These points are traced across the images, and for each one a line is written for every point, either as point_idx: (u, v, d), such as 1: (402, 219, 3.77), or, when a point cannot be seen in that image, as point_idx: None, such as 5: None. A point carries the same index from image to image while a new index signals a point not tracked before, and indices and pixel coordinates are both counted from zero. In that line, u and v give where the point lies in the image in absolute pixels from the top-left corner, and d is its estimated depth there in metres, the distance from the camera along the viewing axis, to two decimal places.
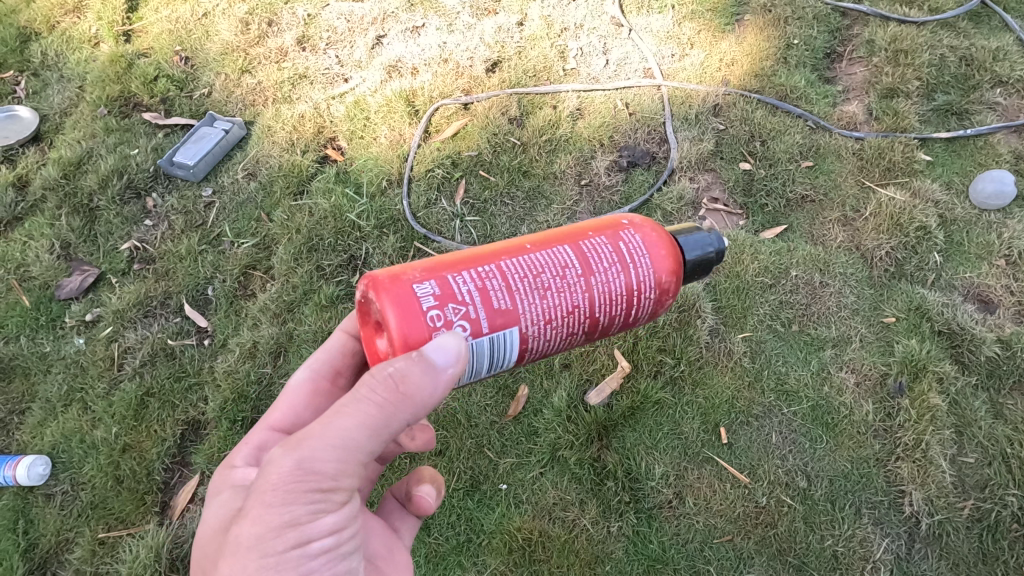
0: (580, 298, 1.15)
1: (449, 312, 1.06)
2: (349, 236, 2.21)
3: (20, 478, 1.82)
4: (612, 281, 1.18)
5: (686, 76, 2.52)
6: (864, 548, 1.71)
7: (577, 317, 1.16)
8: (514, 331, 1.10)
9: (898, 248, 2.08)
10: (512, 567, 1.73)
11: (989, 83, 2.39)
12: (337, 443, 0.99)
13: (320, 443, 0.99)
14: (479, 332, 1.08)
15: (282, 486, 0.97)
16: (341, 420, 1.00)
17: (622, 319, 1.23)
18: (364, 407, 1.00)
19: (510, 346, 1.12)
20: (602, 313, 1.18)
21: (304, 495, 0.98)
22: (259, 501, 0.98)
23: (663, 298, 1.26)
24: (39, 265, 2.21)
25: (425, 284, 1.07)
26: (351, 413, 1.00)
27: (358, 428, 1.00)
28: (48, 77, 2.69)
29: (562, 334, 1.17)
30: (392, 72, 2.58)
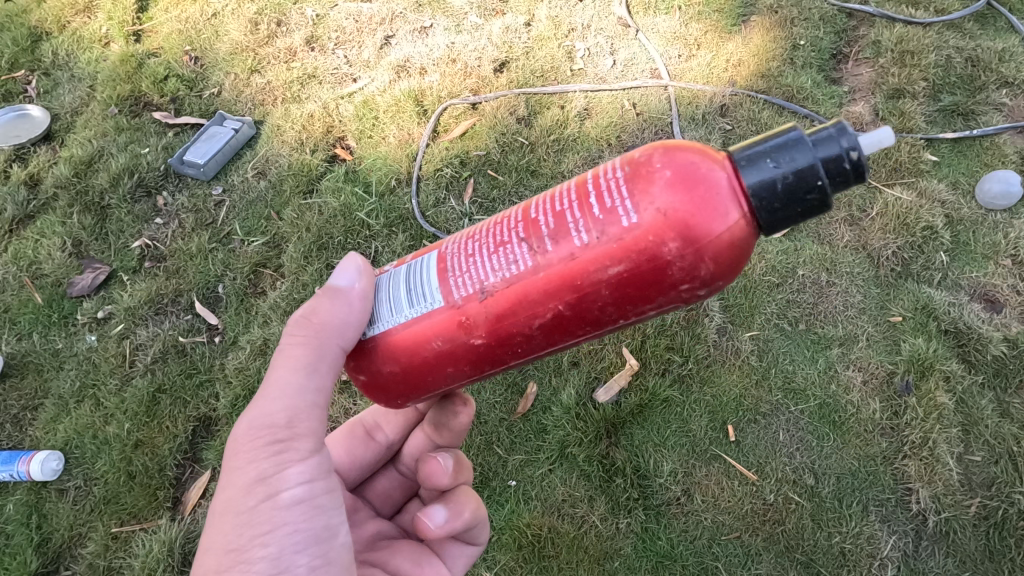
0: (511, 212, 1.05)
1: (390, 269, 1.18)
2: (359, 235, 2.23)
3: (34, 473, 1.85)
4: (555, 189, 1.04)
5: (693, 76, 2.53)
6: (871, 545, 1.73)
7: (506, 226, 1.02)
8: (434, 253, 1.07)
9: (904, 248, 2.09)
10: (522, 562, 1.74)
11: (995, 84, 2.40)
12: (279, 394, 1.06)
13: (265, 400, 1.06)
14: (402, 264, 1.12)
15: (242, 448, 1.05)
16: (277, 373, 1.08)
17: (584, 216, 0.96)
18: (294, 355, 1.08)
19: (427, 271, 1.06)
20: (541, 215, 1.00)
21: (262, 449, 1.04)
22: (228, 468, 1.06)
23: (648, 185, 0.93)
24: (51, 263, 2.23)
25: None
26: (283, 365, 1.08)
27: (291, 373, 1.07)
28: (59, 76, 2.71)
29: (495, 246, 1.01)
30: (400, 72, 2.60)
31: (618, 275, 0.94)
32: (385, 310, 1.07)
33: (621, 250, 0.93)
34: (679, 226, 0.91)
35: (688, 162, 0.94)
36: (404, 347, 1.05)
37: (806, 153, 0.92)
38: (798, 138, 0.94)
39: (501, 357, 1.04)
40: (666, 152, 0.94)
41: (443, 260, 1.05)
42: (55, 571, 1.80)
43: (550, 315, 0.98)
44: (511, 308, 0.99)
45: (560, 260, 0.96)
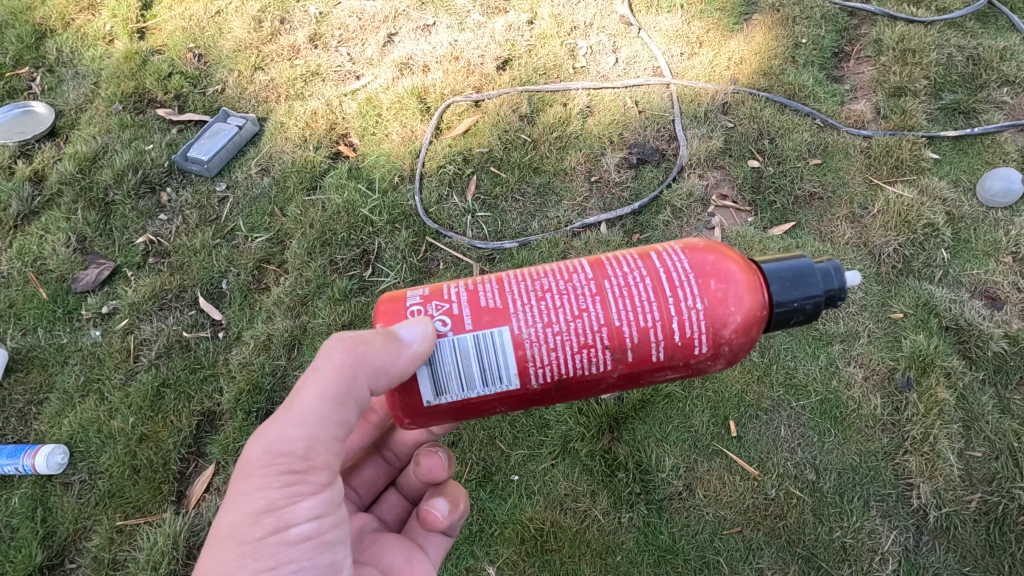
0: (595, 306, 1.05)
1: (432, 308, 1.09)
2: (362, 231, 2.23)
3: (39, 467, 1.85)
4: (636, 289, 1.06)
5: (695, 74, 2.54)
6: (872, 540, 1.73)
7: (591, 325, 1.05)
8: (507, 331, 1.05)
9: (905, 245, 2.10)
10: (524, 556, 1.75)
11: (997, 82, 2.41)
12: (299, 421, 1.05)
13: (285, 423, 1.05)
14: (462, 329, 1.06)
15: (254, 470, 1.03)
16: (299, 398, 1.06)
17: (663, 337, 1.05)
18: (324, 386, 1.06)
19: (502, 350, 1.05)
20: (626, 325, 1.05)
21: (273, 477, 1.03)
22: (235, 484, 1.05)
23: (725, 322, 1.05)
24: (56, 258, 2.24)
25: (418, 288, 1.14)
26: (306, 391, 1.06)
27: (316, 403, 1.06)
28: (63, 73, 2.72)
29: (580, 346, 1.05)
30: (403, 70, 2.61)
31: (667, 377, 1.11)
32: (449, 376, 1.07)
33: (682, 364, 1.09)
34: (728, 352, 1.08)
35: (745, 292, 1.06)
36: (465, 410, 1.11)
37: (813, 285, 1.11)
38: (807, 269, 1.12)
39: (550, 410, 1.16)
40: (711, 262, 1.07)
41: (520, 343, 1.05)
42: (60, 563, 1.81)
43: (604, 392, 1.12)
44: (576, 392, 1.10)
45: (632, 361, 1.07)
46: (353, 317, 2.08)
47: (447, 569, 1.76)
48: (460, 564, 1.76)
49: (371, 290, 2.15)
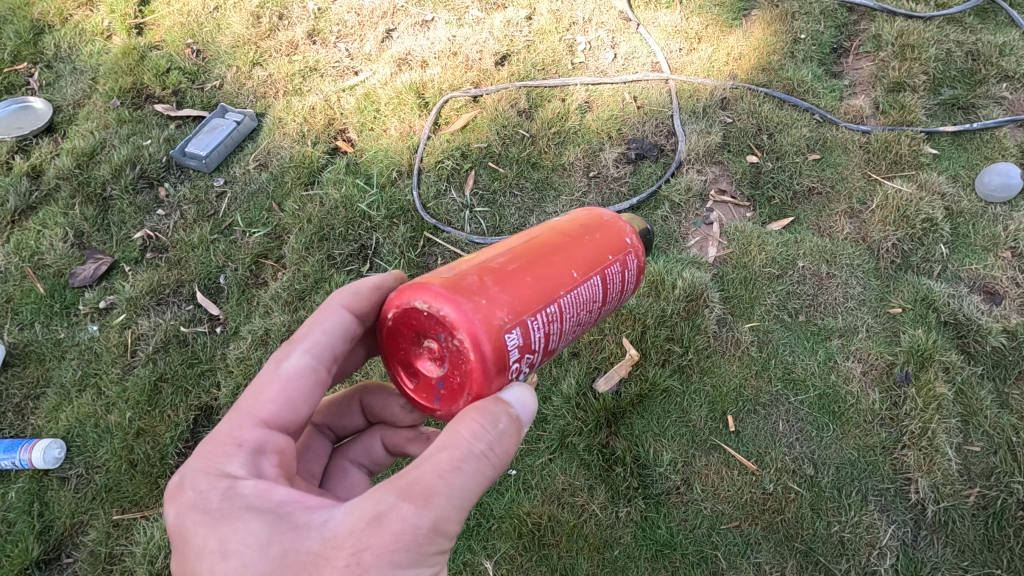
0: (589, 327, 1.18)
1: (524, 359, 0.98)
2: (360, 226, 2.22)
3: (36, 461, 1.85)
4: (609, 310, 1.21)
5: (694, 69, 2.54)
6: (870, 534, 1.72)
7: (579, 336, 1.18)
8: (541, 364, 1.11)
9: (904, 240, 2.09)
10: (522, 550, 1.74)
11: (996, 77, 2.40)
12: (462, 501, 0.89)
13: (447, 501, 0.87)
14: (526, 370, 1.04)
15: (415, 548, 0.85)
16: (462, 473, 0.88)
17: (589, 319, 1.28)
18: (484, 468, 0.90)
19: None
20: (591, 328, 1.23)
21: (424, 558, 0.87)
22: (381, 559, 0.83)
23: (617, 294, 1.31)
24: (53, 253, 2.23)
25: (513, 334, 0.94)
26: (470, 468, 0.89)
27: (475, 487, 0.90)
28: (61, 68, 2.71)
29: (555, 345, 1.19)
30: (402, 65, 2.60)
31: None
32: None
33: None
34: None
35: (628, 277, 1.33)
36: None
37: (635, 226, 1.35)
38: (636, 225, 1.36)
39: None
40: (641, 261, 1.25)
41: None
42: (55, 558, 1.80)
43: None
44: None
45: None
46: None
47: (445, 563, 1.75)
48: (458, 559, 1.75)
49: None
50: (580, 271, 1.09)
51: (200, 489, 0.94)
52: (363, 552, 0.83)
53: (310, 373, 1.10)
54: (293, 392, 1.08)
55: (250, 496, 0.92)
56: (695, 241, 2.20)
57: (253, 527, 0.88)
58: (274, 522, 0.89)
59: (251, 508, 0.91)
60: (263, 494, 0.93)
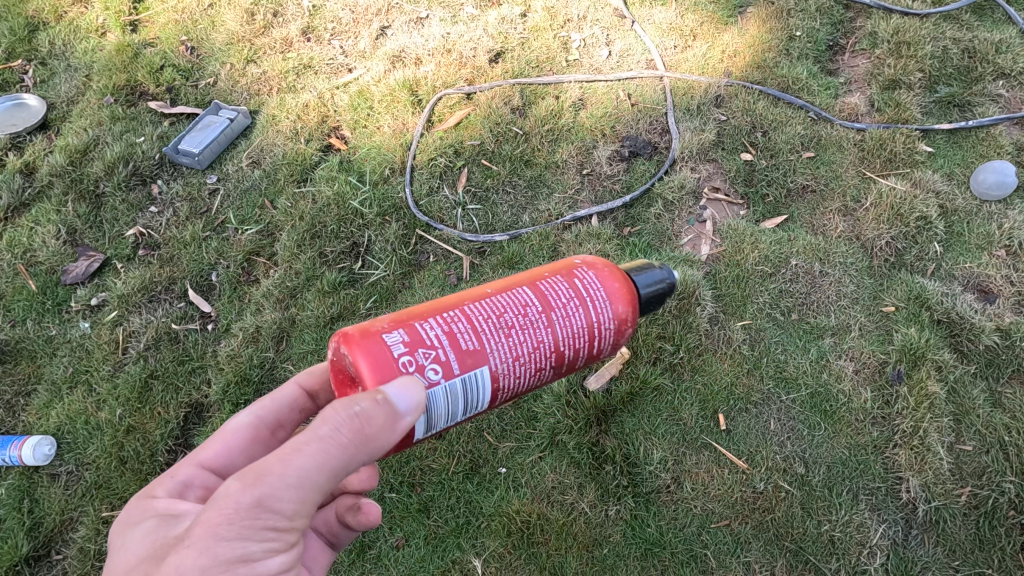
0: (543, 333, 1.18)
1: (421, 356, 1.07)
2: (352, 223, 2.22)
3: (26, 457, 1.85)
4: (573, 315, 1.22)
5: (689, 67, 2.53)
6: (860, 533, 1.72)
7: (543, 351, 1.19)
8: (484, 368, 1.12)
9: (898, 238, 2.09)
10: (510, 548, 1.74)
11: (992, 75, 2.39)
12: (294, 482, 0.94)
13: (279, 481, 0.93)
14: (451, 374, 1.08)
15: (238, 522, 0.92)
16: (299, 457, 0.94)
17: (586, 344, 1.25)
18: (329, 448, 0.95)
19: (480, 387, 1.13)
20: (564, 345, 1.22)
21: (256, 534, 0.93)
22: (210, 535, 0.91)
23: (623, 327, 1.29)
24: (46, 250, 2.23)
25: (393, 333, 1.08)
26: (311, 449, 0.94)
27: (318, 468, 0.95)
28: (55, 66, 2.71)
29: (531, 369, 1.19)
30: (395, 62, 2.60)
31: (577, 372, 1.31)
32: (433, 418, 1.09)
33: (591, 360, 1.30)
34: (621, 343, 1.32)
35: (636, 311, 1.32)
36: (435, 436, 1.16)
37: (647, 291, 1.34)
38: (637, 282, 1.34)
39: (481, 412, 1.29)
40: (598, 268, 1.29)
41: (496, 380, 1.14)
42: (45, 554, 1.80)
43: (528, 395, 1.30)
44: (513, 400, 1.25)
45: (566, 363, 1.24)
46: (342, 310, 2.08)
47: (434, 562, 1.75)
48: (447, 557, 1.75)
49: (361, 282, 2.14)
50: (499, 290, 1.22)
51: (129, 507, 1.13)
52: (198, 529, 0.93)
53: (251, 429, 1.31)
54: (232, 443, 1.28)
55: (160, 507, 1.10)
56: (688, 239, 2.19)
57: (146, 526, 1.05)
58: (163, 520, 1.04)
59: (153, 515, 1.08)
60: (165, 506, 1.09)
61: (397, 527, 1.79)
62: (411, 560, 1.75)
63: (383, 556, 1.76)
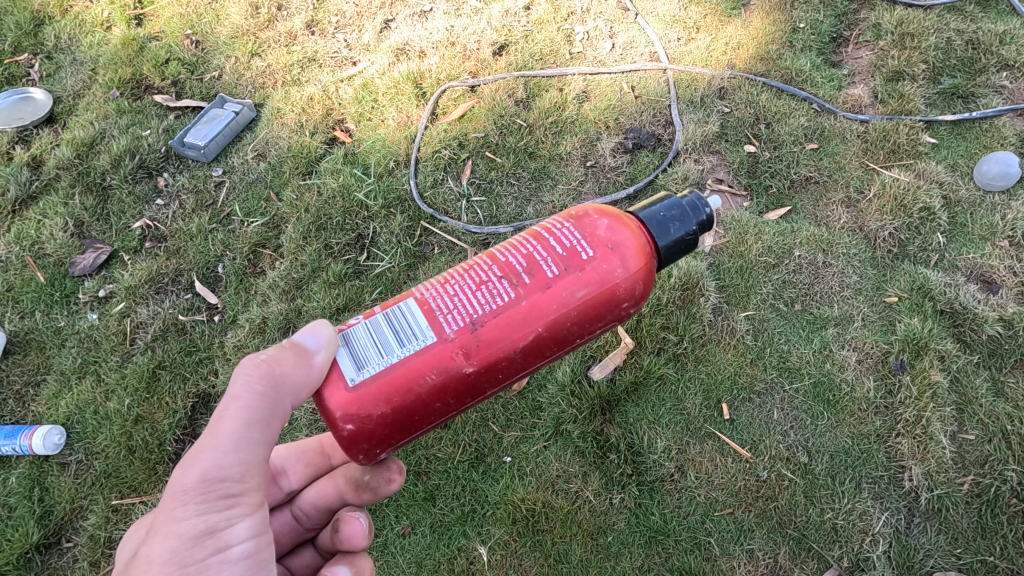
0: (479, 263, 1.17)
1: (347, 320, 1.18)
2: (357, 215, 2.23)
3: (36, 447, 1.87)
4: (516, 241, 1.19)
5: (692, 59, 2.53)
6: (863, 521, 1.72)
7: (482, 271, 1.14)
8: (409, 301, 1.13)
9: (901, 229, 2.09)
10: (516, 536, 1.75)
11: (996, 66, 2.39)
12: (231, 445, 1.04)
13: (216, 450, 1.03)
14: (372, 313, 1.14)
15: (191, 497, 1.00)
16: (226, 422, 1.05)
17: (547, 256, 1.14)
18: (248, 404, 1.06)
19: (410, 314, 1.10)
20: (511, 257, 1.15)
21: (212, 502, 1.02)
22: (167, 515, 1.00)
23: (591, 234, 1.17)
24: (54, 243, 2.25)
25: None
26: (232, 413, 1.05)
27: (245, 425, 1.06)
28: (61, 59, 2.72)
29: (477, 287, 1.12)
30: (399, 55, 2.60)
31: (580, 300, 1.14)
32: (367, 357, 1.07)
33: (585, 276, 1.14)
34: (623, 253, 1.16)
35: (622, 228, 1.19)
36: (400, 386, 1.06)
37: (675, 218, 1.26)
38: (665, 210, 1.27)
39: (486, 384, 1.13)
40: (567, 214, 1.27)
41: (435, 306, 1.11)
42: (56, 542, 1.82)
43: (531, 341, 1.12)
44: (499, 345, 1.10)
45: (540, 290, 1.12)
46: (347, 301, 2.09)
47: (440, 549, 1.76)
48: (452, 544, 1.76)
49: (367, 274, 2.15)
50: None
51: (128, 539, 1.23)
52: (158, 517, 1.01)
53: None
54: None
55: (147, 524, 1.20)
56: None
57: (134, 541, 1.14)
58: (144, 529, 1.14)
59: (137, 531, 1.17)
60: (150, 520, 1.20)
61: (403, 515, 1.80)
62: (417, 548, 1.77)
63: (389, 543, 1.77)
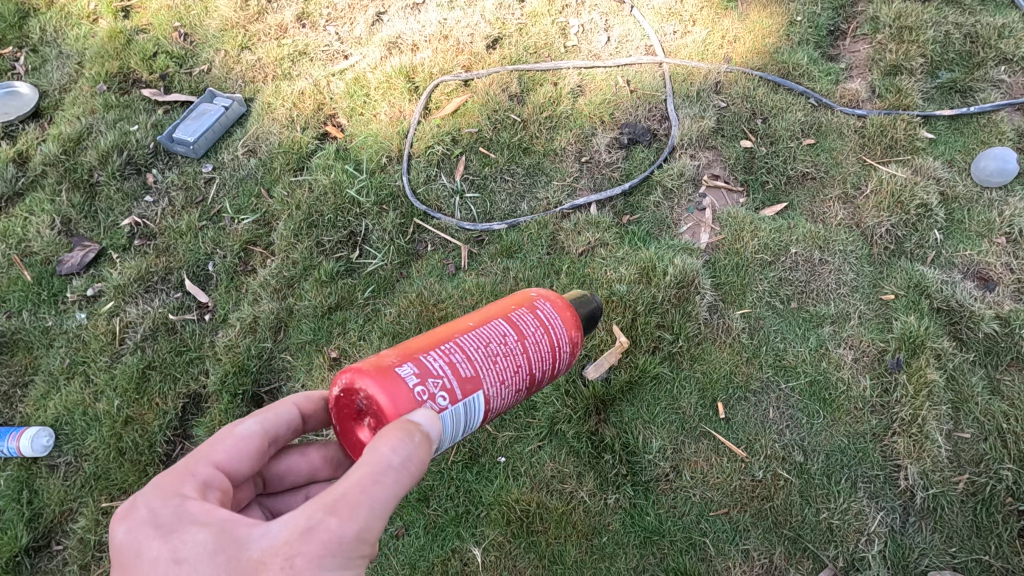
0: (520, 358, 1.26)
1: (431, 386, 1.10)
2: (348, 212, 2.20)
3: (24, 449, 1.84)
4: (541, 340, 1.30)
5: (688, 53, 2.50)
6: (859, 521, 1.72)
7: (522, 374, 1.27)
8: (480, 396, 1.17)
9: (898, 226, 2.08)
10: (510, 537, 1.73)
11: (994, 60, 2.36)
12: (380, 512, 0.95)
13: (370, 512, 0.94)
14: (455, 400, 1.13)
15: (341, 553, 0.92)
16: (382, 489, 0.96)
17: (549, 369, 1.34)
18: (401, 479, 0.98)
19: (476, 411, 1.18)
20: (535, 371, 1.30)
21: (352, 562, 0.94)
22: (313, 562, 0.90)
23: (576, 350, 1.41)
24: (40, 241, 2.21)
25: (403, 367, 1.10)
26: (390, 484, 0.96)
27: (395, 497, 0.97)
28: (47, 53, 2.67)
29: (509, 392, 1.25)
30: (392, 49, 2.56)
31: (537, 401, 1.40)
32: (443, 444, 1.14)
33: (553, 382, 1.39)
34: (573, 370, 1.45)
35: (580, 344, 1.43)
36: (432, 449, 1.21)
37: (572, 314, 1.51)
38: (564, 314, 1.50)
39: None
40: (559, 302, 1.38)
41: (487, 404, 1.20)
42: (45, 545, 1.80)
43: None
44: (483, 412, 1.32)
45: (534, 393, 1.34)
46: (339, 299, 2.06)
47: (434, 551, 1.74)
48: (447, 546, 1.75)
49: (359, 272, 2.13)
50: (478, 322, 1.28)
51: (155, 508, 1.00)
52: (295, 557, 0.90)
53: (259, 439, 1.18)
54: (243, 450, 1.15)
55: (195, 512, 0.99)
56: (687, 228, 2.18)
57: (201, 538, 0.95)
58: (219, 532, 0.96)
59: (199, 522, 0.98)
60: (200, 510, 1.00)
61: (396, 516, 1.78)
62: (411, 549, 1.75)
63: (383, 545, 1.76)
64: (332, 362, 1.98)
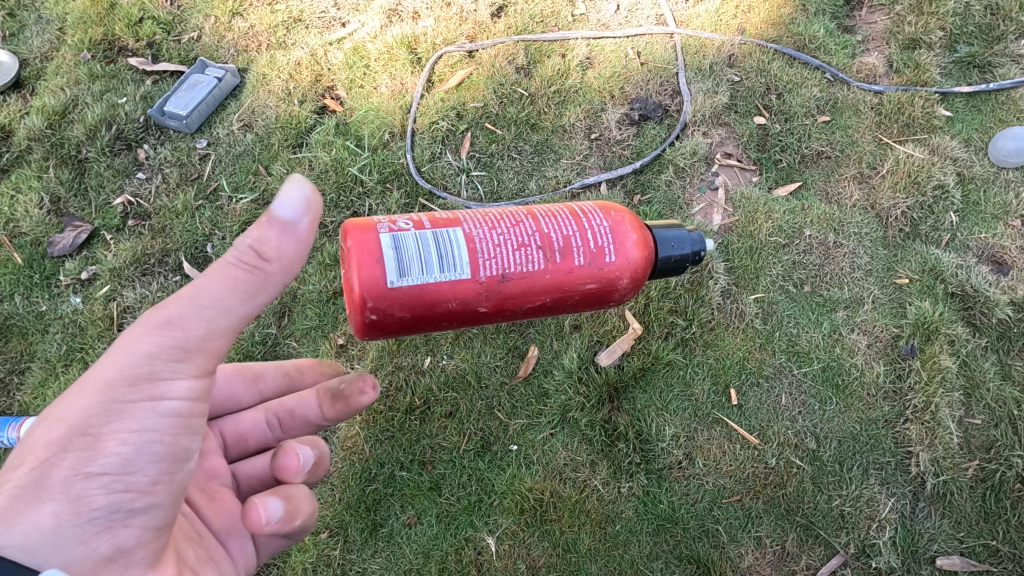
0: (524, 221, 1.33)
1: (403, 220, 1.29)
2: (352, 191, 2.13)
3: (25, 440, 1.79)
4: (557, 213, 1.36)
5: (701, 23, 2.40)
6: (870, 507, 1.73)
7: (525, 231, 1.31)
8: (456, 231, 1.28)
9: (913, 208, 2.05)
10: (523, 526, 1.73)
11: (1015, 34, 2.28)
12: (203, 305, 0.97)
13: (190, 304, 0.97)
14: (423, 227, 1.27)
15: (144, 339, 0.96)
16: (206, 282, 0.97)
17: (581, 245, 1.32)
18: (229, 272, 0.97)
19: (455, 245, 1.26)
20: (551, 231, 1.32)
21: (165, 352, 0.97)
22: (117, 346, 0.98)
23: (622, 221, 1.37)
24: (29, 221, 2.12)
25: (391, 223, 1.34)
26: (215, 273, 0.97)
27: (229, 292, 0.97)
28: (24, 17, 2.52)
29: (513, 248, 1.29)
30: (392, 16, 2.43)
31: (589, 289, 1.34)
32: (415, 267, 1.23)
33: (599, 274, 1.33)
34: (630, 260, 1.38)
35: (645, 247, 1.37)
36: (425, 301, 1.25)
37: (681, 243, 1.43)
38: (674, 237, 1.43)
39: (487, 319, 1.35)
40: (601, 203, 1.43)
41: (471, 249, 1.27)
42: None
43: (536, 304, 1.34)
44: (514, 299, 1.31)
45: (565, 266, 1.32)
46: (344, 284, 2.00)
47: (447, 539, 1.74)
48: (460, 534, 1.74)
49: None
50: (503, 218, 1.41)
51: None
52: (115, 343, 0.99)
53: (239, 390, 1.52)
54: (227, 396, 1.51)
55: None
56: (699, 208, 2.14)
57: None
58: None
59: None
60: None
61: (409, 505, 1.77)
62: (424, 538, 1.74)
63: (395, 533, 1.75)
64: (339, 349, 1.93)
